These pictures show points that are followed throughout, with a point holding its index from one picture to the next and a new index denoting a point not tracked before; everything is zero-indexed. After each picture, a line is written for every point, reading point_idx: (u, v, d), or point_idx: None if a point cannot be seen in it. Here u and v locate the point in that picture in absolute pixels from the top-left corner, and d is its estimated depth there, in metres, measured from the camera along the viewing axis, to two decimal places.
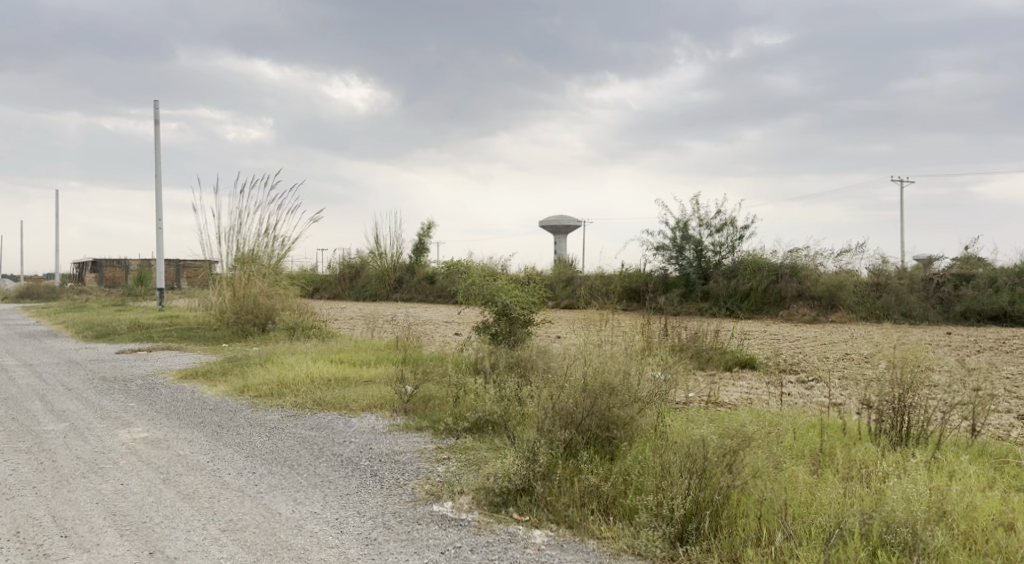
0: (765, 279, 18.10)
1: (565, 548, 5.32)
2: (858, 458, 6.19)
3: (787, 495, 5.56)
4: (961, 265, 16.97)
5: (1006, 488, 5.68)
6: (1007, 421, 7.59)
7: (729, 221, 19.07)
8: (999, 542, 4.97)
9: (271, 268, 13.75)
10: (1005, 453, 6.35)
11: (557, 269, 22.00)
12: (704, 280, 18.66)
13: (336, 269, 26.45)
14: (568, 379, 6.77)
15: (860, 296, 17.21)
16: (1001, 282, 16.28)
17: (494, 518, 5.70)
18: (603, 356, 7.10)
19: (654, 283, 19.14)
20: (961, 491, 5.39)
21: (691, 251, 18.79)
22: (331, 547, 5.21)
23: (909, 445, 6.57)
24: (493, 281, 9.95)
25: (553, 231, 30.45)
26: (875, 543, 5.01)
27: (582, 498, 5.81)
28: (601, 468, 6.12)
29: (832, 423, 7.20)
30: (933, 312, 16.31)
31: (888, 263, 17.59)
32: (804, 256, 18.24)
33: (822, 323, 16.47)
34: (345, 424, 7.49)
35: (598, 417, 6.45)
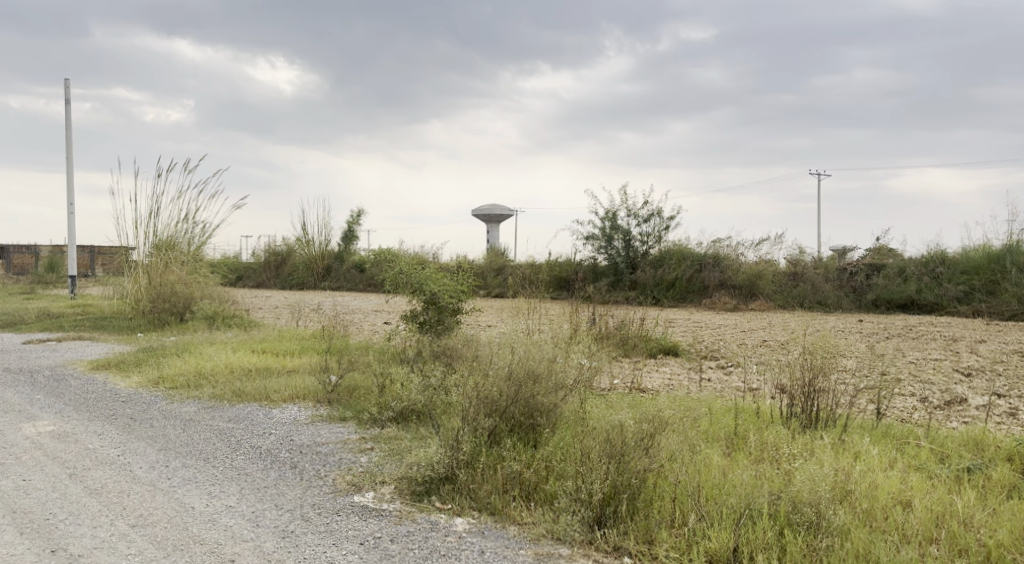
0: (688, 269, 18.45)
1: (485, 535, 5.36)
2: (771, 442, 6.36)
3: (701, 477, 5.69)
4: (873, 256, 17.56)
5: (906, 468, 5.91)
6: (911, 404, 7.90)
7: (656, 211, 19.32)
8: (897, 519, 5.17)
9: (190, 255, 13.45)
10: (906, 434, 6.61)
11: (488, 258, 21.99)
12: (632, 269, 18.97)
13: (262, 257, 26.00)
14: (493, 368, 6.78)
15: (779, 284, 17.68)
16: (909, 272, 16.77)
17: (416, 507, 5.70)
18: (527, 343, 7.15)
19: (584, 272, 19.34)
20: (864, 471, 5.60)
21: (619, 241, 19.05)
22: (247, 540, 5.14)
23: (818, 428, 6.80)
24: (420, 269, 9.89)
25: (486, 220, 30.43)
26: (782, 522, 5.17)
27: (504, 485, 5.84)
28: (524, 454, 6.16)
29: (747, 407, 7.40)
30: (846, 300, 16.80)
31: (804, 253, 18.09)
32: (726, 246, 18.60)
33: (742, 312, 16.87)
34: (266, 416, 7.38)
35: (522, 405, 6.50)
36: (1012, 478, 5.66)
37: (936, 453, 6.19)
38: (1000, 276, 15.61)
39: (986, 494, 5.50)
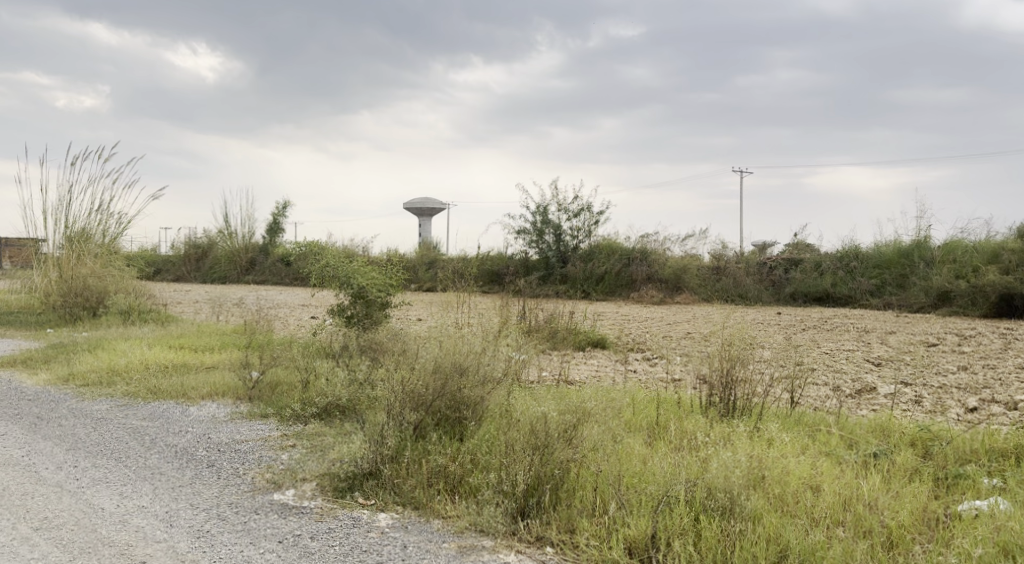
0: (618, 263, 18.66)
1: (409, 530, 5.33)
2: (690, 430, 6.48)
3: (621, 467, 5.77)
4: (791, 251, 18.05)
5: (818, 454, 6.08)
6: (824, 393, 8.15)
7: (586, 206, 19.48)
8: (806, 503, 5.31)
9: (105, 247, 13.14)
10: (818, 421, 6.81)
11: (420, 252, 21.85)
12: (562, 263, 19.11)
13: (182, 249, 25.33)
14: (420, 360, 6.72)
15: (702, 278, 18.04)
16: (824, 267, 17.28)
17: (338, 504, 5.64)
18: (455, 336, 7.14)
19: (515, 266, 19.37)
20: (776, 457, 5.75)
21: (550, 235, 19.17)
22: (159, 541, 5.01)
23: (735, 416, 6.97)
24: (348, 262, 9.77)
25: (417, 214, 30.23)
26: (698, 508, 5.27)
27: (428, 479, 5.82)
28: (450, 448, 6.13)
29: (668, 397, 7.54)
30: (766, 294, 17.22)
31: (727, 248, 18.50)
32: (654, 240, 18.91)
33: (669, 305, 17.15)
34: (182, 413, 7.20)
35: (448, 398, 6.47)
36: (914, 462, 5.87)
37: (845, 440, 6.39)
38: (909, 270, 16.14)
39: (890, 477, 5.69)
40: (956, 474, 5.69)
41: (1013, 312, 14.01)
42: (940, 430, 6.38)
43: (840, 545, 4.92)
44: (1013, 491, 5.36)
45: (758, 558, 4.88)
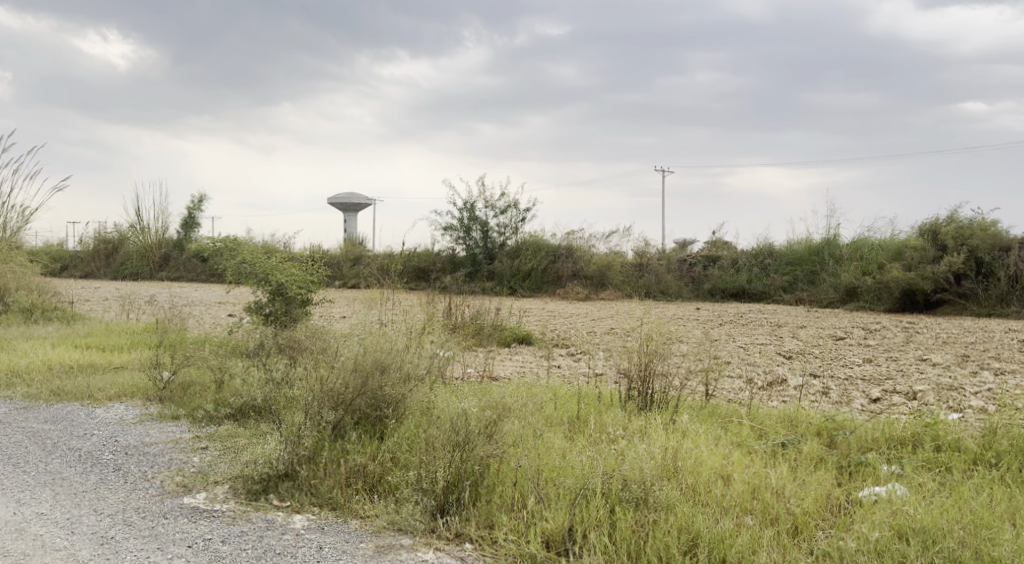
0: (544, 260, 18.78)
1: (325, 531, 5.25)
2: (608, 423, 6.56)
3: (540, 461, 5.79)
4: (710, 248, 18.41)
5: (731, 445, 6.21)
6: (739, 386, 8.34)
7: (513, 203, 19.53)
8: (717, 492, 5.42)
9: (5, 240, 12.64)
10: (730, 413, 6.97)
11: (343, 248, 21.55)
12: (490, 260, 19.08)
13: (91, 244, 24.47)
14: (340, 359, 6.62)
15: (626, 275, 18.25)
16: (741, 264, 17.67)
17: (251, 506, 5.52)
18: (376, 334, 7.06)
19: (442, 263, 19.32)
20: (691, 449, 5.86)
21: (478, 232, 19.14)
22: (59, 549, 4.83)
23: (652, 409, 7.08)
24: (266, 258, 9.57)
25: (342, 209, 29.81)
26: (614, 500, 5.33)
27: (347, 479, 5.74)
28: (369, 447, 6.06)
29: (589, 392, 7.61)
30: (686, 289, 17.53)
31: (649, 245, 18.75)
32: (579, 237, 19.10)
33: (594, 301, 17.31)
34: (87, 416, 6.95)
35: (368, 397, 6.40)
36: (820, 451, 6.04)
37: (756, 430, 6.56)
38: (821, 267, 16.64)
39: (797, 466, 5.85)
40: (858, 462, 5.87)
41: (916, 307, 14.57)
42: (844, 420, 6.60)
43: (748, 532, 5.02)
44: (910, 476, 5.55)
45: (670, 547, 4.94)
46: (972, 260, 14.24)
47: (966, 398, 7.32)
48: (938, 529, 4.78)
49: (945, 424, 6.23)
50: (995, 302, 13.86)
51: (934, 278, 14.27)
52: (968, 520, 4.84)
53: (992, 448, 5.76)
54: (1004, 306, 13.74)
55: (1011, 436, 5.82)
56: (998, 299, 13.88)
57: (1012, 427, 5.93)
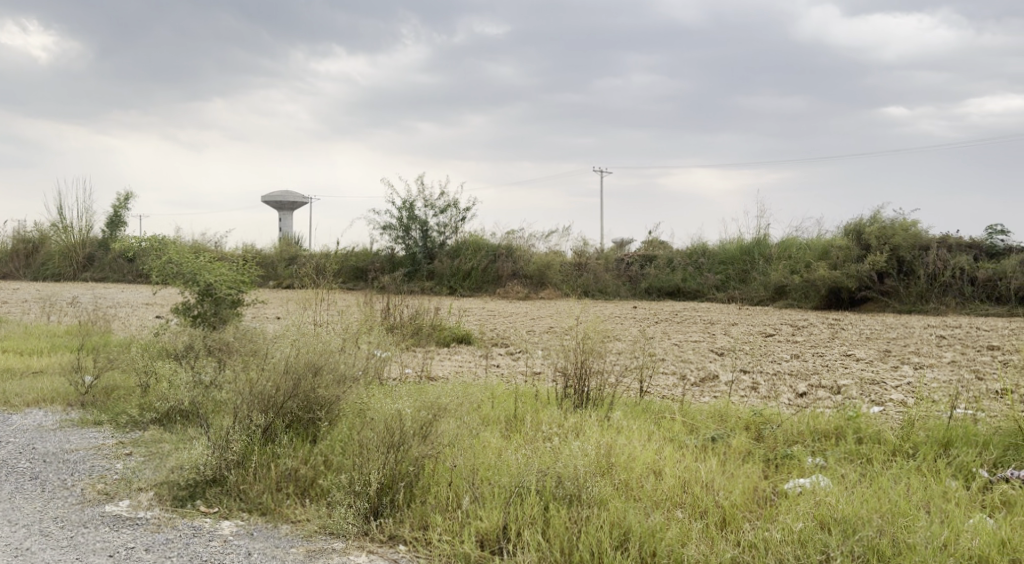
0: (484, 260, 18.76)
1: (255, 536, 5.16)
2: (544, 421, 6.58)
3: (476, 459, 5.77)
4: (646, 248, 18.63)
5: (663, 440, 6.28)
6: (673, 382, 8.46)
7: (452, 202, 19.47)
8: (650, 486, 5.48)
9: None
10: (663, 409, 7.06)
11: (278, 248, 21.21)
12: (429, 259, 18.99)
13: (10, 244, 23.69)
14: (271, 361, 6.51)
15: (565, 274, 18.33)
16: (676, 263, 17.91)
17: (177, 513, 5.39)
18: (310, 335, 6.96)
19: (381, 263, 19.16)
20: (624, 445, 5.91)
21: (417, 231, 19.02)
22: None
23: (588, 407, 7.13)
24: (195, 258, 9.35)
25: (276, 207, 29.36)
26: (547, 497, 5.35)
27: (277, 483, 5.64)
28: (301, 450, 5.96)
29: (526, 390, 7.61)
30: (624, 288, 17.69)
31: (588, 245, 18.88)
32: (519, 237, 19.12)
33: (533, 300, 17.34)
34: (3, 423, 6.71)
35: (300, 399, 6.26)
36: (748, 445, 6.15)
37: (687, 425, 6.65)
38: (752, 266, 16.96)
39: (726, 459, 5.94)
40: (784, 455, 6.00)
41: (841, 304, 14.94)
42: (771, 415, 6.73)
43: (678, 525, 5.07)
44: (833, 468, 5.67)
45: (602, 542, 4.96)
46: (894, 259, 14.66)
47: (886, 392, 7.53)
48: (858, 518, 4.87)
49: (866, 418, 6.40)
50: (916, 299, 14.31)
51: (858, 276, 14.67)
52: (886, 509, 4.94)
53: (910, 440, 5.90)
54: (923, 303, 14.18)
55: (927, 427, 5.98)
56: (919, 296, 14.33)
57: (928, 419, 6.10)
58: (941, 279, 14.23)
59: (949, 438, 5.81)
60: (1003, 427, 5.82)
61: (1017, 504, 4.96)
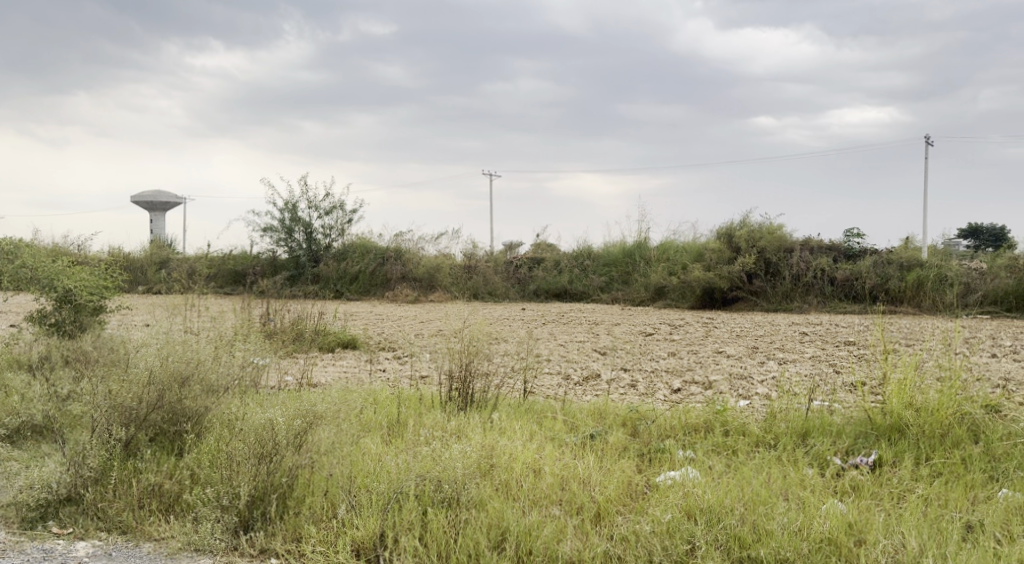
0: (372, 262, 18.53)
1: (113, 557, 4.97)
2: (425, 425, 6.55)
3: (353, 467, 5.69)
4: (535, 251, 18.88)
5: (543, 439, 6.35)
6: (556, 382, 8.57)
7: (338, 204, 19.19)
8: (528, 485, 5.53)
9: None
10: (545, 408, 7.14)
11: (149, 251, 20.42)
12: (314, 263, 18.66)
13: None
14: (134, 371, 6.24)
15: (454, 277, 18.32)
16: (564, 265, 18.17)
17: (27, 536, 5.14)
18: (179, 343, 6.72)
19: (262, 266, 18.70)
20: (505, 445, 5.96)
21: (300, 233, 18.69)
22: None
23: (471, 408, 7.14)
24: (52, 262, 8.88)
25: (148, 208, 28.29)
26: (425, 502, 5.31)
27: (140, 499, 5.42)
28: (165, 463, 5.74)
29: (409, 394, 7.55)
30: (513, 290, 17.74)
31: (477, 247, 19.02)
32: (408, 240, 19.01)
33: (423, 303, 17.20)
34: None
35: (165, 411, 6.04)
36: (624, 441, 6.30)
37: (568, 424, 6.74)
38: (634, 268, 17.39)
39: (603, 456, 6.06)
40: (658, 449, 6.17)
41: (715, 304, 15.47)
42: (646, 411, 6.91)
43: (554, 523, 5.12)
44: (702, 461, 5.86)
45: (478, 543, 4.98)
46: (762, 261, 15.29)
47: (754, 386, 7.85)
48: (722, 508, 5.04)
49: (733, 411, 6.65)
50: (782, 298, 14.95)
51: (730, 278, 15.22)
52: (748, 498, 5.13)
53: (772, 431, 6.16)
54: (789, 301, 14.85)
55: (788, 419, 6.26)
56: (784, 295, 14.98)
57: (789, 411, 6.38)
58: (804, 279, 14.89)
59: (806, 429, 6.09)
60: (855, 417, 6.15)
61: (865, 489, 5.24)
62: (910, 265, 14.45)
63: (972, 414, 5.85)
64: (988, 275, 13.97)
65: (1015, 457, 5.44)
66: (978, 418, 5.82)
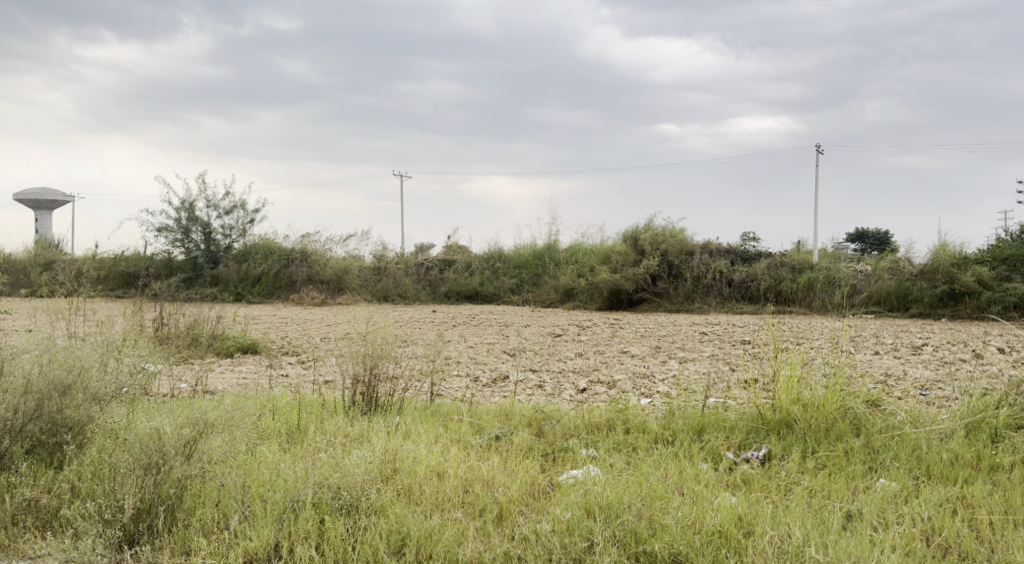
0: (276, 264, 18.18)
1: None
2: (327, 431, 6.48)
3: (248, 476, 5.59)
4: (445, 252, 18.93)
5: (447, 442, 6.37)
6: (462, 384, 8.60)
7: (239, 203, 18.83)
8: (430, 490, 5.53)
9: None
10: (451, 411, 7.16)
11: (34, 252, 19.67)
12: (212, 264, 18.36)
13: None
14: (10, 378, 5.97)
15: (363, 279, 18.14)
16: (474, 268, 18.19)
17: None
18: (63, 349, 6.47)
19: (156, 268, 18.22)
20: (409, 449, 5.95)
21: (198, 234, 18.40)
22: None
23: (375, 412, 7.11)
24: None
25: (32, 207, 27.11)
26: (323, 510, 5.26)
27: (14, 517, 5.22)
28: (43, 477, 5.53)
29: (313, 399, 7.45)
30: (423, 293, 17.66)
31: (387, 249, 18.92)
32: (314, 241, 18.73)
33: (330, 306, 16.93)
34: None
35: (44, 422, 5.82)
36: (529, 441, 6.36)
37: (473, 425, 6.78)
38: (543, 270, 17.56)
39: (507, 456, 6.11)
40: (561, 448, 6.26)
41: (620, 306, 15.73)
42: (551, 411, 7.00)
43: (455, 527, 5.13)
44: (603, 459, 5.98)
45: (378, 549, 4.97)
46: (665, 263, 15.69)
47: (655, 385, 8.06)
48: (621, 504, 5.14)
49: (634, 409, 6.81)
50: (683, 299, 15.34)
51: (635, 279, 15.51)
52: (645, 494, 5.25)
53: (670, 428, 6.32)
54: (690, 303, 15.24)
55: (685, 416, 6.45)
56: (686, 297, 15.38)
57: (686, 409, 6.58)
58: (704, 281, 15.32)
59: (702, 425, 6.28)
60: (748, 413, 6.38)
61: (755, 482, 5.44)
62: (801, 268, 15.03)
63: (854, 408, 6.14)
64: (872, 277, 14.61)
65: (891, 448, 5.73)
66: (859, 413, 6.11)
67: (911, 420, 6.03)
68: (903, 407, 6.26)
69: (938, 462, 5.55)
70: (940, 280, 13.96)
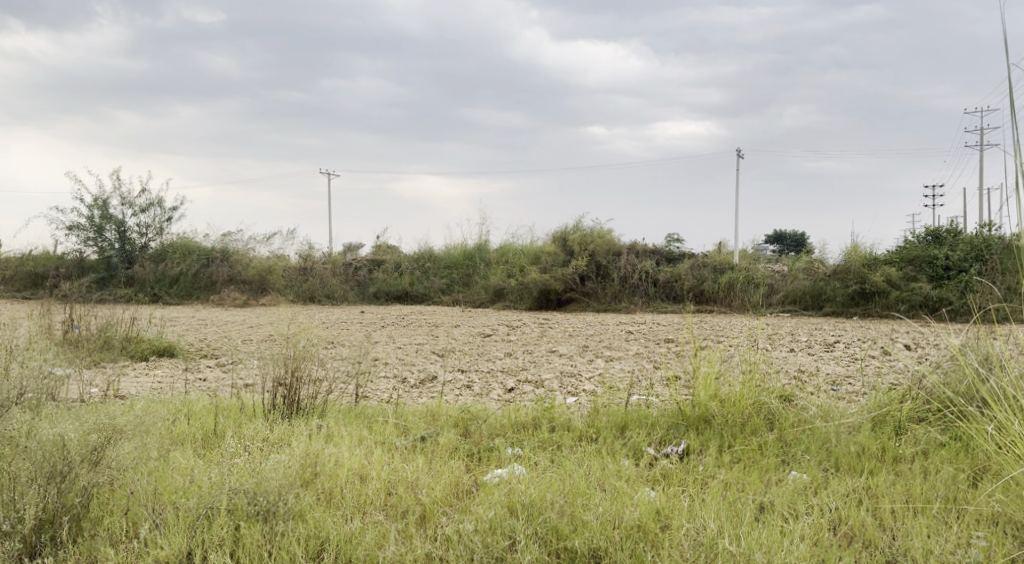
0: (195, 264, 17.82)
1: None
2: (246, 435, 6.36)
3: (159, 483, 5.46)
4: (374, 253, 18.81)
5: (371, 443, 6.32)
6: (388, 386, 8.53)
7: (156, 201, 18.38)
8: (351, 493, 5.47)
9: None
10: (376, 413, 7.11)
11: None
12: (127, 264, 17.87)
13: None
14: None
15: (288, 279, 17.84)
16: (404, 268, 18.08)
17: None
18: None
19: (67, 268, 17.68)
20: (332, 452, 5.88)
21: (112, 232, 17.90)
22: None
23: (298, 415, 7.00)
24: None
25: None
26: (238, 516, 5.14)
27: None
28: None
29: (232, 404, 7.30)
30: (351, 293, 17.51)
31: (314, 249, 18.66)
32: (235, 241, 18.40)
33: (253, 307, 16.64)
34: None
35: None
36: (455, 441, 6.35)
37: (398, 427, 6.74)
38: (473, 270, 17.54)
39: (432, 457, 6.10)
40: (487, 448, 6.27)
41: (550, 306, 15.82)
42: (477, 411, 7.00)
43: (376, 529, 5.09)
44: (528, 457, 6.00)
45: (295, 554, 4.91)
46: (593, 263, 15.85)
47: (581, 383, 8.13)
48: (543, 502, 5.17)
49: (559, 408, 6.86)
50: (611, 299, 15.50)
51: (563, 280, 15.63)
52: (567, 491, 5.29)
53: (594, 426, 6.38)
54: (618, 302, 15.40)
55: (609, 413, 6.52)
56: (613, 297, 15.54)
57: (610, 406, 6.66)
58: (630, 281, 15.51)
59: (625, 422, 6.37)
60: (669, 410, 6.47)
61: (673, 476, 5.52)
62: (722, 269, 15.33)
63: (768, 403, 6.30)
64: (789, 276, 15.02)
65: (803, 442, 5.89)
66: (774, 408, 6.26)
67: (822, 414, 6.20)
68: (815, 401, 6.44)
69: (847, 454, 5.72)
70: (852, 279, 14.38)
